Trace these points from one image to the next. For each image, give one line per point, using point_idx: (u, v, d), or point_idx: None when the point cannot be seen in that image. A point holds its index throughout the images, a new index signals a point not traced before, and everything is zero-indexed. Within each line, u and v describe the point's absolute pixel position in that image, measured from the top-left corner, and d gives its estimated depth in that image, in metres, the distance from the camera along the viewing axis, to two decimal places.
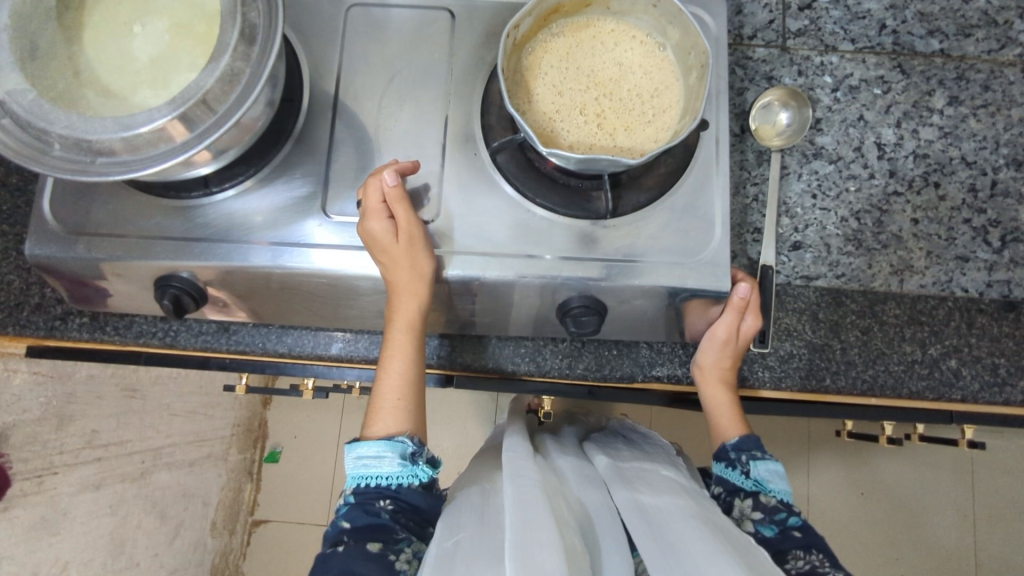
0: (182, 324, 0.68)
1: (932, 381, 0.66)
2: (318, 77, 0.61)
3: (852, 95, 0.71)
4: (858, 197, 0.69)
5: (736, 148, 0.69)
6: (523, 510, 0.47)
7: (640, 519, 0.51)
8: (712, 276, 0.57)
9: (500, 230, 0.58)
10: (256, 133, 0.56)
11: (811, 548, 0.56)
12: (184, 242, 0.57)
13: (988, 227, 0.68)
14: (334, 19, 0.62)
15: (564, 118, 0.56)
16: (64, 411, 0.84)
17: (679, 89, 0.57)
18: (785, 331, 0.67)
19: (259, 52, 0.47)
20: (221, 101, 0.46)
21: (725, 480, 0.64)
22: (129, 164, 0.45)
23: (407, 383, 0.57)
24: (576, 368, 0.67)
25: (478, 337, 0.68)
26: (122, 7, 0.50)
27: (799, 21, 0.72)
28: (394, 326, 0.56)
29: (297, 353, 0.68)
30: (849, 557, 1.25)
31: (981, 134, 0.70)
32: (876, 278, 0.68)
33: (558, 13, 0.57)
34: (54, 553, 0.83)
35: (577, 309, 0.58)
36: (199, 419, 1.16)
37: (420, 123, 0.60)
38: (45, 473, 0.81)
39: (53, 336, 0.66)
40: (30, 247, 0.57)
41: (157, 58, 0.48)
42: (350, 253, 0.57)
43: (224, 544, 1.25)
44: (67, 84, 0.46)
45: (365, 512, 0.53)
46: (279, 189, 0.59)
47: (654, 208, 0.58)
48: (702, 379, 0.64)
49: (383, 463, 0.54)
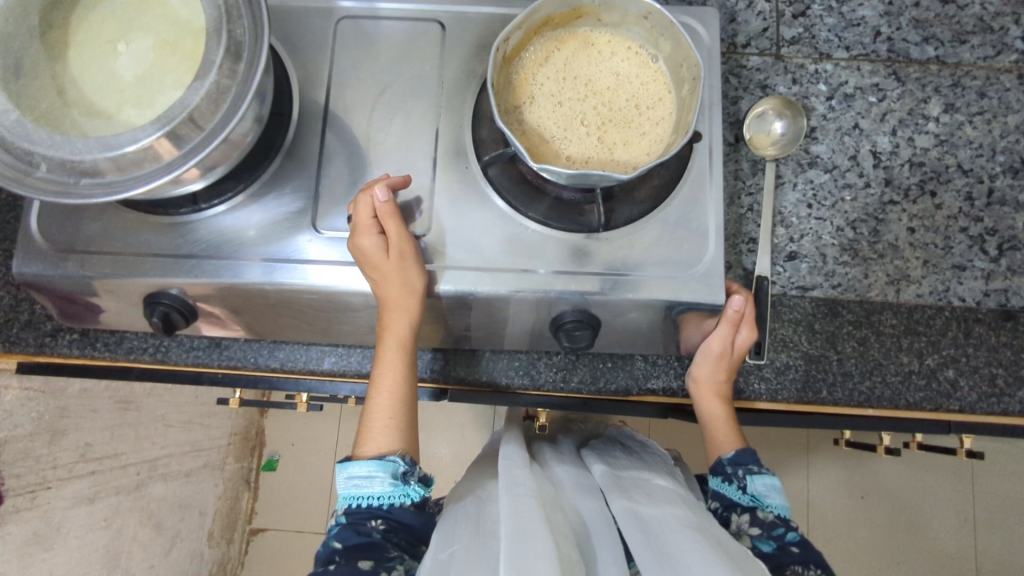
0: (174, 339, 0.67)
1: (930, 392, 0.65)
2: (307, 91, 0.61)
3: (847, 103, 0.70)
4: (854, 207, 0.68)
5: (731, 158, 0.69)
6: (517, 520, 0.46)
7: (636, 529, 0.51)
8: (706, 288, 0.56)
9: (492, 245, 0.57)
10: (245, 149, 0.55)
11: (808, 563, 0.57)
12: (173, 258, 0.57)
13: (985, 236, 0.68)
14: (324, 33, 0.62)
15: (565, 131, 0.56)
16: (56, 424, 0.85)
17: (672, 101, 0.57)
18: (781, 342, 0.66)
19: (245, 69, 0.46)
20: (208, 119, 0.45)
21: (721, 495, 0.64)
22: (112, 186, 0.44)
23: (398, 401, 0.56)
24: (571, 381, 0.67)
25: (471, 351, 0.68)
26: (106, 24, 0.49)
27: (793, 29, 0.71)
28: (385, 342, 0.56)
29: (289, 368, 0.67)
30: (850, 562, 1.25)
31: (978, 142, 0.70)
32: (872, 288, 0.67)
33: (548, 25, 0.57)
34: (49, 567, 0.83)
35: (570, 323, 0.57)
36: (195, 429, 1.16)
37: (411, 137, 0.60)
38: (38, 488, 0.82)
39: (42, 353, 0.66)
40: (18, 265, 0.57)
41: (143, 76, 0.48)
42: (342, 269, 0.57)
43: (222, 553, 1.24)
44: (51, 104, 0.46)
45: (356, 532, 0.53)
46: (269, 204, 0.58)
47: (646, 221, 0.58)
48: (697, 392, 0.64)
49: (374, 483, 0.53)
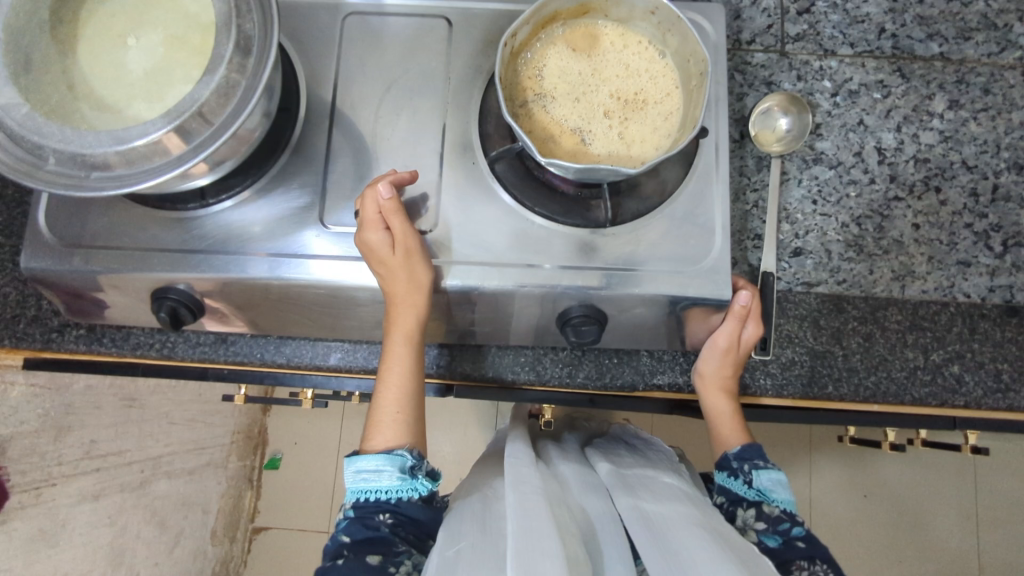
0: (180, 335, 0.67)
1: (935, 387, 0.66)
2: (313, 87, 0.61)
3: (852, 99, 0.70)
4: (859, 202, 0.69)
5: (736, 154, 0.69)
6: (525, 518, 0.46)
7: (643, 527, 0.50)
8: (713, 283, 0.56)
9: (499, 239, 0.57)
10: (253, 143, 0.55)
11: (814, 558, 0.57)
12: (180, 253, 0.57)
13: (990, 232, 0.68)
14: (331, 29, 0.62)
15: (589, 122, 0.56)
16: (62, 421, 0.83)
17: (679, 96, 0.57)
18: (786, 338, 0.66)
19: (254, 64, 0.46)
20: (217, 113, 0.45)
21: (727, 490, 0.64)
22: (123, 178, 0.45)
23: (404, 396, 0.56)
24: (577, 376, 0.67)
25: (477, 347, 0.68)
26: (114, 19, 0.49)
27: (799, 25, 0.71)
28: (392, 338, 0.56)
29: (295, 363, 0.68)
30: (851, 560, 1.25)
31: (982, 138, 0.70)
32: (877, 284, 0.67)
33: (555, 21, 0.57)
34: (54, 563, 0.83)
35: (578, 318, 0.57)
36: (199, 427, 1.15)
37: (417, 132, 0.60)
38: (43, 484, 0.81)
39: (50, 348, 0.66)
40: (26, 260, 0.57)
41: (152, 71, 0.48)
42: (349, 264, 0.57)
43: (225, 552, 1.24)
44: (61, 98, 0.46)
45: (364, 526, 0.53)
46: (276, 199, 0.58)
47: (653, 217, 0.58)
48: (703, 388, 0.64)
49: (382, 477, 0.54)
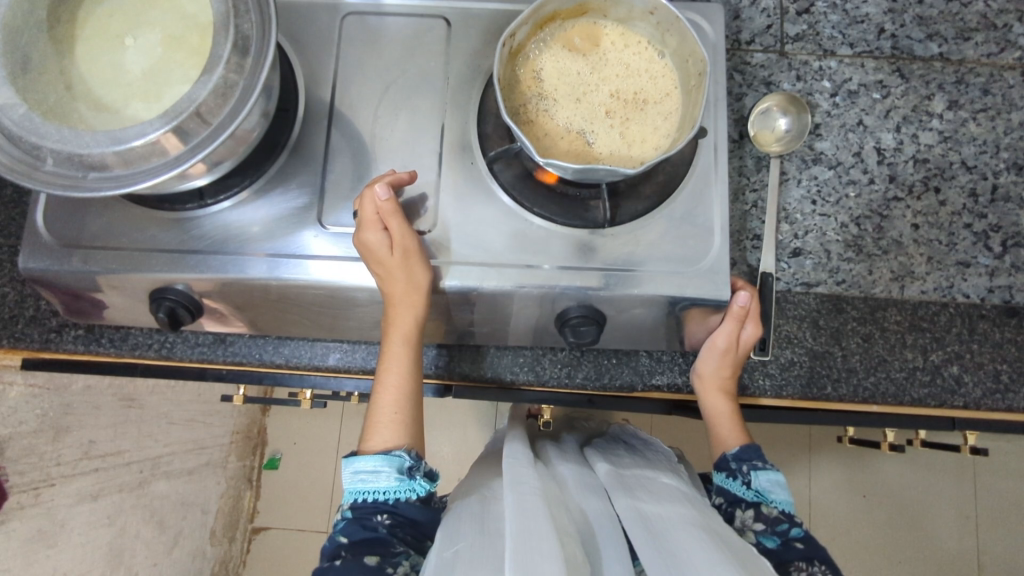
0: (179, 335, 0.67)
1: (935, 388, 0.66)
2: (312, 87, 0.61)
3: (852, 99, 0.70)
4: (858, 203, 0.68)
5: (735, 154, 0.69)
6: (524, 518, 0.46)
7: (641, 528, 0.50)
8: (712, 284, 0.56)
9: (497, 239, 0.57)
10: (251, 143, 0.55)
11: (813, 559, 0.57)
12: (179, 253, 0.57)
13: (989, 232, 0.68)
14: (330, 29, 0.62)
15: (592, 122, 0.56)
16: (60, 421, 0.83)
17: (679, 97, 0.57)
18: (786, 338, 0.66)
19: (252, 63, 0.46)
20: (214, 113, 0.45)
21: (725, 490, 0.64)
22: (121, 179, 0.44)
23: (403, 396, 0.56)
24: (576, 377, 0.67)
25: (476, 347, 0.68)
26: (112, 19, 0.49)
27: (798, 25, 0.71)
28: (391, 339, 0.56)
29: (293, 363, 0.68)
30: (851, 560, 1.25)
31: (981, 138, 0.70)
32: (877, 284, 0.67)
33: (554, 21, 0.57)
34: (53, 563, 0.83)
35: (576, 319, 0.57)
36: (198, 427, 1.15)
37: (416, 132, 0.60)
38: (41, 485, 0.81)
39: (48, 348, 0.66)
40: (24, 260, 0.57)
41: (150, 71, 0.48)
42: (348, 264, 0.57)
43: (224, 552, 1.25)
44: (58, 98, 0.46)
45: (363, 527, 0.53)
46: (275, 199, 0.58)
47: (652, 217, 0.58)
48: (702, 389, 0.64)
49: (379, 478, 0.53)
